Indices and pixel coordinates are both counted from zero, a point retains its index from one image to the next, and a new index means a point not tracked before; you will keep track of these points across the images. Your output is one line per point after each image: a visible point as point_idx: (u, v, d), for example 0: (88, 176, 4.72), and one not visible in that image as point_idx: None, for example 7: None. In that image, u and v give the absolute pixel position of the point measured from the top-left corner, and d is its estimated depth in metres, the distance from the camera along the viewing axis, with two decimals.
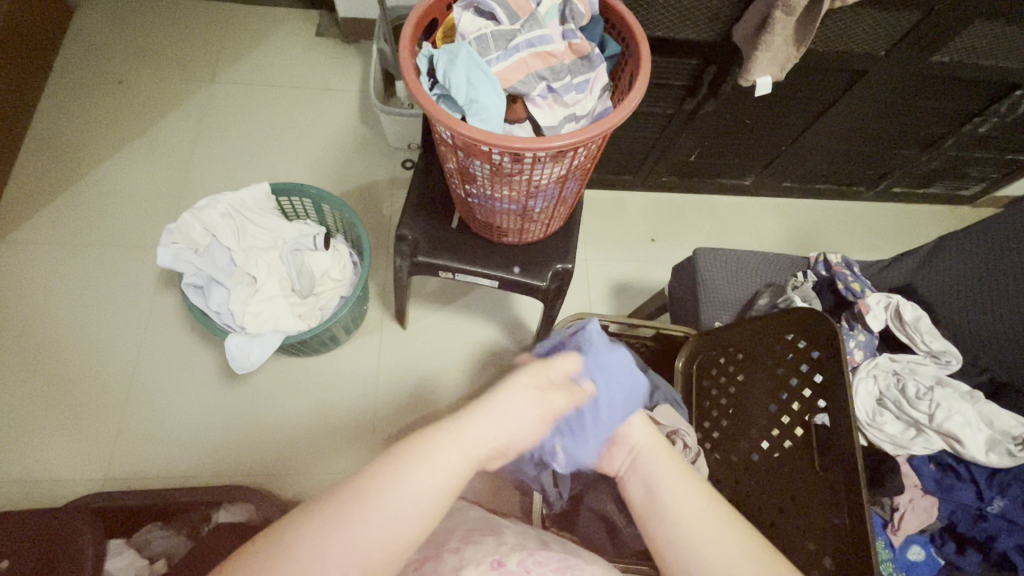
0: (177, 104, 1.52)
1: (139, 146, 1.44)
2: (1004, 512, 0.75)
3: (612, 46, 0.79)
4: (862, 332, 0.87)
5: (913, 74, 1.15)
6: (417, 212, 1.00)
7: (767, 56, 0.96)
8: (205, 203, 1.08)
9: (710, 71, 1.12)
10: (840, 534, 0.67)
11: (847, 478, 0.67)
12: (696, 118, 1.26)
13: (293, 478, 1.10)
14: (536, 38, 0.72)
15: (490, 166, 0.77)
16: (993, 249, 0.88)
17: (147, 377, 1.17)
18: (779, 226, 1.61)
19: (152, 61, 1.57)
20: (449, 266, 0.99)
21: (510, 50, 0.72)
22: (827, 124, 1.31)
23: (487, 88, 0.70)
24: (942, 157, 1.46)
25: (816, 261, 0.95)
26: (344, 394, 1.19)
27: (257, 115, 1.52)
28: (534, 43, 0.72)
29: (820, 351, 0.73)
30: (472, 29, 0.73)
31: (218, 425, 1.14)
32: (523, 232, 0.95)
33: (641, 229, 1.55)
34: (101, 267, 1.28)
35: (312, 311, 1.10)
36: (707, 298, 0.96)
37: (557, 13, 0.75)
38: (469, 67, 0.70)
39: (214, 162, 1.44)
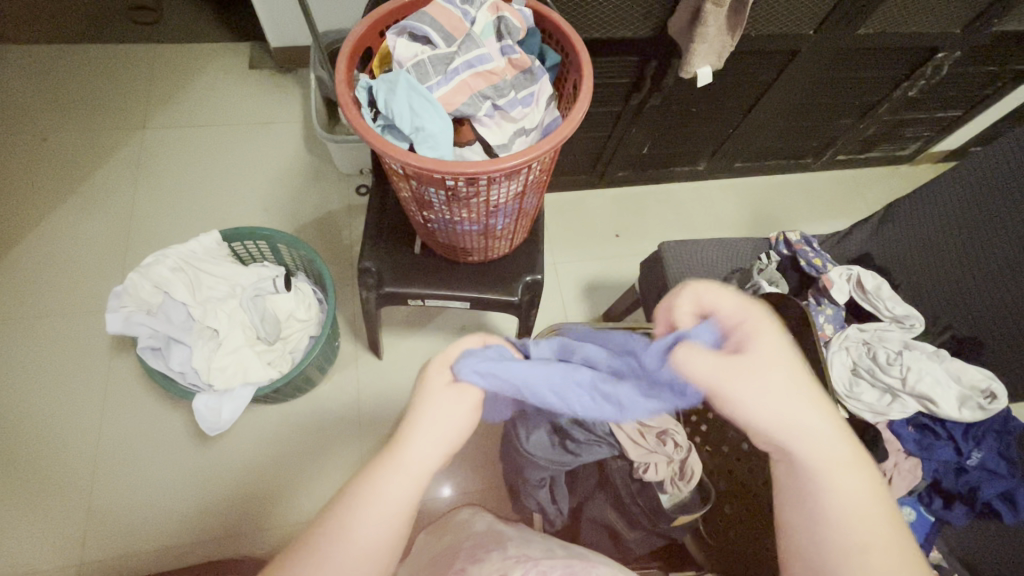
0: (111, 154, 1.44)
1: (74, 204, 1.37)
2: (983, 462, 0.77)
3: (552, 58, 0.78)
4: (829, 307, 0.90)
5: (843, 48, 1.19)
6: (377, 243, 0.98)
7: (704, 48, 0.98)
8: (152, 260, 1.02)
9: (652, 66, 1.13)
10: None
11: None
12: (644, 112, 1.28)
13: (287, 530, 1.06)
14: (474, 58, 0.71)
15: (445, 192, 0.76)
16: (939, 209, 0.92)
17: (115, 448, 1.11)
18: (737, 205, 1.65)
19: (78, 113, 1.49)
20: (416, 293, 0.97)
21: (450, 74, 0.71)
22: (770, 102, 1.34)
23: (432, 115, 0.68)
24: (877, 123, 1.52)
25: (777, 241, 0.98)
26: (325, 435, 1.15)
27: (197, 157, 1.46)
28: (473, 63, 0.71)
29: (793, 334, 0.75)
30: (410, 55, 0.72)
31: (197, 486, 1.09)
32: (488, 251, 0.95)
33: (605, 225, 1.56)
34: (48, 338, 1.21)
35: (282, 356, 1.05)
36: (676, 292, 0.98)
37: (492, 30, 0.74)
38: (410, 95, 0.68)
39: (157, 212, 1.38)
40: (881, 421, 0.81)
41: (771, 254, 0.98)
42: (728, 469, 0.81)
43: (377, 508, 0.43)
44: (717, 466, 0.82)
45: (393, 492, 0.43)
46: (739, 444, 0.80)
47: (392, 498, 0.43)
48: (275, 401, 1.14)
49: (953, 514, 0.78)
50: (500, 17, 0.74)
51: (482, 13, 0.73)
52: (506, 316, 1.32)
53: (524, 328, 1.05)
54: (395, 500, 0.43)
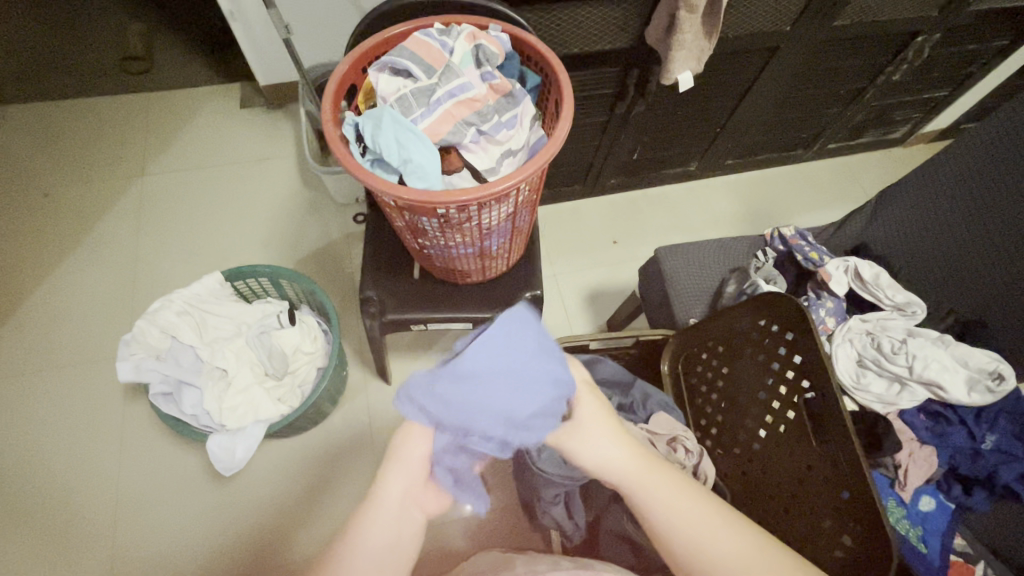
0: (111, 203, 1.47)
1: (79, 256, 1.39)
2: (998, 445, 0.76)
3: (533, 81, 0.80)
4: (829, 299, 0.89)
5: (821, 41, 1.20)
6: (377, 272, 0.99)
7: (683, 54, 0.99)
8: (158, 305, 1.04)
9: (633, 75, 1.15)
10: (850, 508, 0.67)
11: (846, 450, 0.67)
12: (630, 119, 1.29)
13: (307, 564, 1.06)
14: (455, 88, 0.73)
15: (437, 220, 0.77)
16: (931, 195, 0.92)
17: (134, 494, 1.12)
18: (732, 202, 1.66)
19: (77, 166, 1.52)
20: (419, 318, 0.97)
21: (433, 105, 0.72)
22: (754, 97, 1.34)
23: (418, 145, 0.70)
24: (864, 109, 1.53)
25: (773, 238, 0.99)
26: (339, 464, 1.16)
27: (196, 199, 1.48)
28: (454, 93, 0.73)
29: (793, 332, 0.75)
30: (393, 89, 0.73)
31: (217, 526, 1.09)
32: (485, 270, 0.96)
33: (602, 232, 1.57)
34: (63, 390, 1.23)
35: (291, 391, 1.06)
36: (676, 295, 0.98)
37: (471, 58, 0.76)
38: (396, 128, 0.70)
39: (160, 256, 1.40)
40: (892, 411, 0.80)
41: (767, 251, 0.99)
42: (742, 470, 0.80)
43: (369, 546, 0.49)
44: (732, 469, 0.82)
45: (379, 519, 0.51)
46: (751, 444, 0.79)
47: (382, 531, 0.50)
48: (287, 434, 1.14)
49: (973, 500, 0.77)
50: (478, 45, 0.76)
51: (460, 43, 0.74)
52: None
53: None
54: (383, 538, 0.50)
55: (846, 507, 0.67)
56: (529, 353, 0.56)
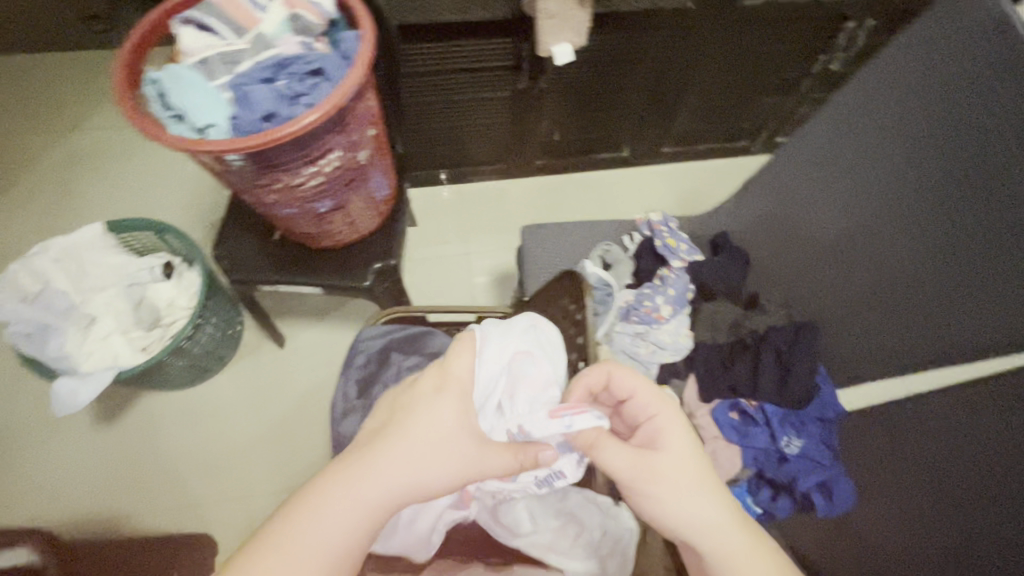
0: (47, 152, 1.52)
1: (9, 203, 1.45)
2: (803, 451, 0.71)
3: (350, 49, 0.73)
4: (672, 286, 0.85)
5: (732, 22, 1.15)
6: (235, 231, 1.00)
7: (553, 25, 0.95)
8: (36, 250, 1.07)
9: (526, 48, 1.12)
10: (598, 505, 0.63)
11: None
12: (537, 96, 1.26)
13: (178, 507, 1.16)
14: (266, 58, 0.70)
15: (244, 178, 0.75)
16: (783, 186, 0.87)
17: (27, 428, 1.21)
18: (665, 191, 1.60)
19: (21, 116, 1.58)
20: (268, 279, 0.97)
21: (240, 73, 0.69)
22: (672, 79, 1.29)
23: (223, 107, 0.68)
24: (805, 102, 1.45)
25: (640, 223, 0.95)
26: (225, 422, 1.24)
27: (123, 154, 1.51)
28: (264, 61, 0.69)
29: (581, 312, 0.71)
30: (203, 49, 0.70)
31: (103, 461, 1.19)
32: (333, 236, 0.95)
33: (523, 214, 1.54)
34: None
35: (158, 341, 1.10)
36: (530, 275, 0.96)
37: (289, 26, 0.72)
38: (193, 89, 0.68)
39: (86, 206, 1.45)
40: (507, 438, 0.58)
41: (634, 235, 0.96)
42: None
43: (357, 494, 0.49)
44: None
45: (348, 494, 0.49)
46: None
47: (365, 491, 0.49)
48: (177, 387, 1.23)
49: (777, 506, 0.72)
50: (295, 14, 0.71)
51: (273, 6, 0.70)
52: None
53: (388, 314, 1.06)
54: (371, 494, 0.49)
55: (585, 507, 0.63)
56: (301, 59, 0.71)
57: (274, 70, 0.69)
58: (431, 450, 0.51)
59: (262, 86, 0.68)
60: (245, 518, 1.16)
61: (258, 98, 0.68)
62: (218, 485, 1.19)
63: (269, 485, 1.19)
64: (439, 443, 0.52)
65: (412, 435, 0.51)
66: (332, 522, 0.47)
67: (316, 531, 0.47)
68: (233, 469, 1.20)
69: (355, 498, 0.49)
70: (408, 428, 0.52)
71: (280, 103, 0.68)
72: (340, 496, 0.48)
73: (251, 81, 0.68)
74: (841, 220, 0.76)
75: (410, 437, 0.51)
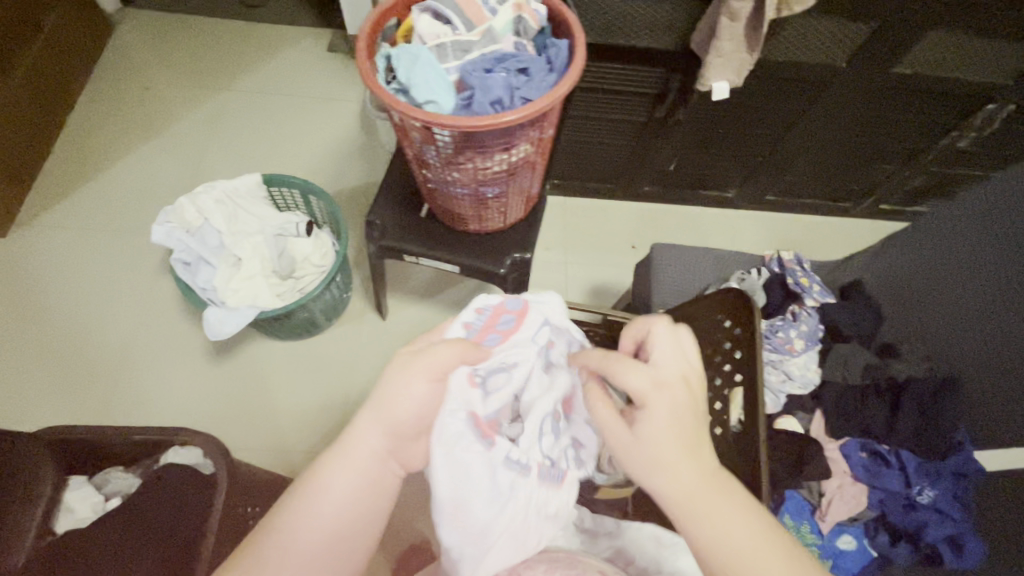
0: (197, 105, 1.66)
1: (157, 145, 1.58)
2: (935, 502, 0.75)
3: (559, 62, 0.80)
4: (805, 322, 0.89)
5: (875, 86, 1.19)
6: (388, 202, 1.07)
7: (720, 63, 1.01)
8: (201, 189, 1.18)
9: (676, 79, 1.18)
10: None
11: (745, 458, 0.66)
12: (668, 125, 1.32)
13: (269, 450, 1.22)
14: (490, 53, 0.78)
15: (442, 152, 0.83)
16: (921, 252, 0.88)
17: (143, 350, 1.30)
18: (762, 237, 1.62)
19: (177, 70, 1.73)
20: (413, 250, 1.04)
21: (466, 62, 0.77)
22: (799, 131, 1.33)
23: (442, 88, 0.76)
24: (922, 173, 1.46)
25: (770, 259, 0.99)
26: (322, 379, 1.30)
27: (264, 118, 1.64)
28: (489, 56, 0.78)
29: (742, 329, 0.73)
30: (434, 34, 0.78)
31: (207, 393, 1.26)
32: (482, 220, 1.01)
33: (622, 236, 1.58)
34: (113, 249, 1.42)
35: (290, 291, 1.18)
36: (658, 290, 1.00)
37: (512, 28, 0.80)
38: (425, 67, 0.75)
39: (224, 160, 1.57)
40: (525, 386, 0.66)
41: (762, 270, 0.98)
42: None
43: (316, 501, 0.48)
44: None
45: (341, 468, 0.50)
46: None
47: (327, 492, 0.49)
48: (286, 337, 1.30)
49: (896, 551, 0.75)
50: (520, 17, 0.80)
51: (505, 8, 0.79)
52: None
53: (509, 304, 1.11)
54: (334, 499, 0.49)
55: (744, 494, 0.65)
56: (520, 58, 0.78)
57: (495, 65, 0.77)
58: (416, 409, 0.52)
59: (484, 75, 0.76)
60: None
61: (483, 85, 0.75)
62: (307, 437, 1.24)
63: None
64: (422, 400, 0.52)
65: (392, 403, 0.51)
66: (331, 495, 0.49)
67: (316, 509, 0.48)
68: (322, 425, 1.25)
69: (347, 465, 0.50)
70: (393, 392, 0.51)
71: (500, 91, 0.75)
72: (335, 472, 0.49)
73: (476, 70, 0.76)
74: (989, 286, 0.78)
75: (397, 395, 0.51)
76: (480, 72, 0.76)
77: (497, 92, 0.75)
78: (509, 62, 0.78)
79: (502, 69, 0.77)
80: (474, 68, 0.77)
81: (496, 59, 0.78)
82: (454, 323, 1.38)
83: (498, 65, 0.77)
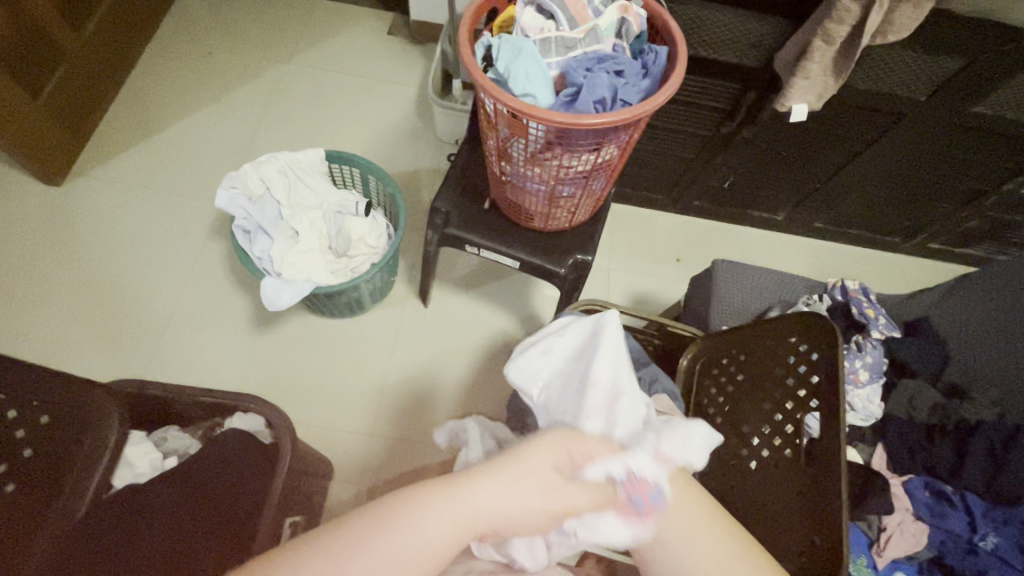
0: (255, 76, 1.66)
1: (214, 111, 1.59)
2: (997, 549, 0.76)
3: (656, 69, 0.78)
4: (870, 354, 0.87)
5: (951, 124, 1.17)
6: (454, 190, 1.07)
7: (804, 85, 1.00)
8: (265, 158, 1.18)
9: (750, 97, 1.17)
10: (816, 551, 0.64)
11: (818, 485, 0.67)
12: (732, 142, 1.31)
13: (303, 425, 1.22)
14: (593, 52, 0.78)
15: (528, 146, 0.82)
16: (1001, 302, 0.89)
17: (186, 313, 1.31)
18: (807, 263, 1.61)
19: (238, 38, 1.73)
20: (475, 241, 1.04)
21: (568, 60, 0.78)
22: (863, 162, 1.32)
23: (541, 83, 0.75)
24: (979, 216, 1.45)
25: (833, 286, 0.97)
26: (360, 360, 1.30)
27: (320, 95, 1.64)
28: (590, 55, 0.78)
29: (819, 354, 0.72)
30: (537, 28, 0.78)
31: (247, 362, 1.27)
32: (549, 218, 1.01)
33: (667, 248, 1.58)
34: (164, 209, 1.43)
35: (344, 269, 1.18)
36: (718, 307, 1.00)
37: (614, 30, 0.80)
38: (527, 60, 0.75)
39: (278, 131, 1.57)
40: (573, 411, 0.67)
41: (824, 296, 0.96)
42: (722, 475, 0.81)
43: (394, 546, 0.46)
44: (712, 471, 0.83)
45: (433, 516, 0.49)
46: (745, 456, 0.79)
47: (406, 540, 0.47)
48: (331, 315, 1.31)
49: None
50: (623, 19, 0.80)
51: (610, 10, 0.79)
52: (549, 300, 1.40)
53: (562, 305, 1.11)
54: (399, 549, 0.46)
55: (819, 515, 0.65)
56: (622, 61, 0.78)
57: (597, 66, 0.77)
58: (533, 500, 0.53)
59: (586, 76, 0.76)
60: (360, 454, 1.20)
61: (584, 84, 0.75)
62: (341, 415, 1.24)
63: (387, 430, 1.23)
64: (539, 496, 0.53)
65: (518, 481, 0.53)
66: (415, 537, 0.48)
67: (395, 544, 0.47)
68: (357, 405, 1.25)
69: (449, 514, 0.50)
70: (537, 460, 0.54)
71: (601, 92, 0.74)
72: (428, 517, 0.49)
73: (577, 70, 0.76)
74: None
75: (524, 477, 0.53)
76: (581, 71, 0.76)
77: (598, 94, 0.74)
78: (610, 65, 0.77)
79: (603, 71, 0.77)
80: (576, 68, 0.77)
81: (597, 61, 0.77)
82: (496, 318, 1.37)
83: (599, 66, 0.77)
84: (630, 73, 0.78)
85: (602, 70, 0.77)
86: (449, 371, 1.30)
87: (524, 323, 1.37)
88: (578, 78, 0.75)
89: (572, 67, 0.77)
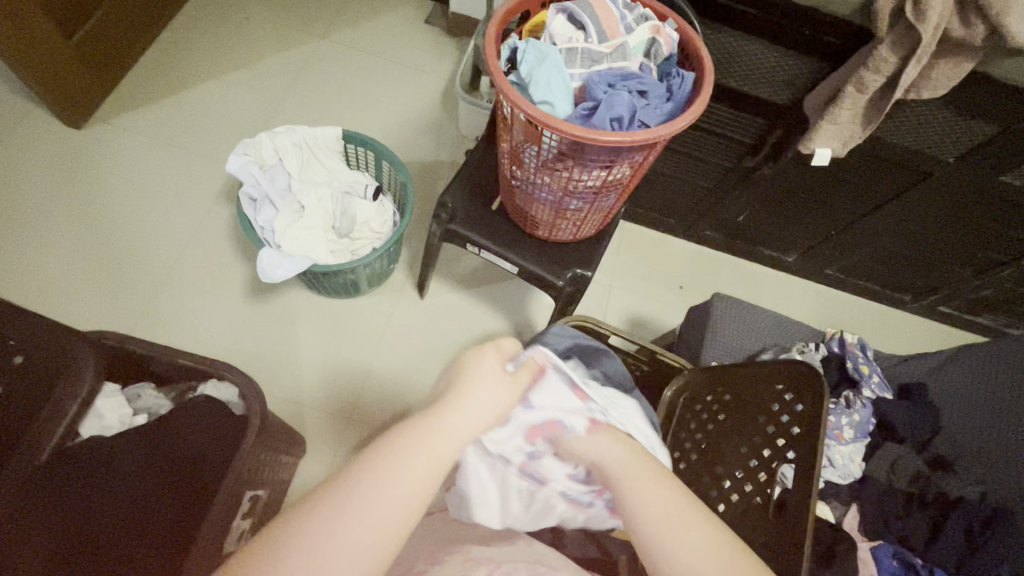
0: (287, 46, 1.66)
1: (241, 76, 1.59)
2: None
3: (680, 93, 0.77)
4: (858, 412, 0.86)
5: (976, 191, 1.15)
6: (464, 188, 1.06)
7: (831, 129, 0.98)
8: (283, 130, 1.18)
9: (776, 134, 1.15)
10: None
11: (784, 540, 0.66)
12: (752, 177, 1.29)
13: (281, 399, 1.22)
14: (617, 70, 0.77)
15: (541, 154, 0.81)
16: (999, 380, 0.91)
17: (184, 271, 1.31)
18: (811, 308, 1.58)
19: (276, 7, 1.73)
20: (477, 241, 1.04)
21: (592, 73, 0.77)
22: (882, 215, 1.30)
23: (562, 92, 0.75)
24: (994, 286, 1.42)
25: (830, 337, 0.95)
26: (348, 342, 1.30)
27: (349, 74, 1.64)
28: (615, 73, 0.77)
29: (803, 405, 0.71)
30: (566, 36, 0.77)
31: (236, 328, 1.27)
32: (553, 229, 1.00)
33: (672, 274, 1.56)
34: (178, 166, 1.44)
35: (344, 250, 1.17)
36: (712, 340, 0.98)
37: (643, 49, 0.79)
38: (550, 67, 0.74)
39: (301, 105, 1.57)
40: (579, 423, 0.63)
41: (820, 346, 0.94)
42: None
43: (378, 508, 0.46)
44: None
45: (398, 474, 0.48)
46: (714, 497, 0.78)
47: (384, 506, 0.46)
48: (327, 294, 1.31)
49: None
50: (654, 39, 0.79)
51: (641, 29, 0.78)
52: (545, 309, 1.39)
53: (556, 316, 1.10)
54: (383, 508, 0.46)
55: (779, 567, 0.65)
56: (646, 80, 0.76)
57: (621, 83, 0.76)
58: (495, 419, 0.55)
59: (609, 92, 0.75)
60: (333, 436, 1.20)
61: (604, 101, 0.74)
62: (321, 395, 1.23)
63: (364, 416, 1.22)
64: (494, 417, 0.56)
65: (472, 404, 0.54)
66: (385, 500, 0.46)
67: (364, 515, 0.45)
68: (339, 386, 1.25)
69: (416, 460, 0.49)
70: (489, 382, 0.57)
71: (621, 109, 0.73)
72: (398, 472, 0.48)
73: (599, 85, 0.75)
74: None
75: (481, 403, 0.55)
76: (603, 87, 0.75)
77: (618, 111, 0.73)
78: (634, 83, 0.76)
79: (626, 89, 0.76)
80: (598, 83, 0.76)
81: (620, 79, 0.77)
82: (490, 319, 1.36)
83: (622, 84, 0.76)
84: (653, 93, 0.77)
85: (625, 88, 0.76)
86: (435, 366, 1.29)
87: (517, 328, 1.36)
88: (599, 92, 0.75)
89: (594, 81, 0.76)
